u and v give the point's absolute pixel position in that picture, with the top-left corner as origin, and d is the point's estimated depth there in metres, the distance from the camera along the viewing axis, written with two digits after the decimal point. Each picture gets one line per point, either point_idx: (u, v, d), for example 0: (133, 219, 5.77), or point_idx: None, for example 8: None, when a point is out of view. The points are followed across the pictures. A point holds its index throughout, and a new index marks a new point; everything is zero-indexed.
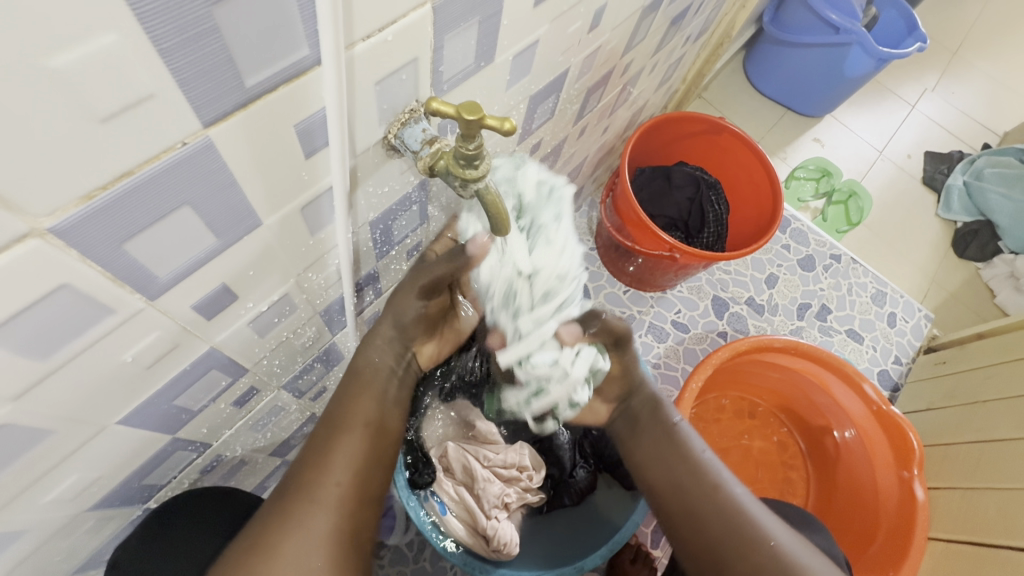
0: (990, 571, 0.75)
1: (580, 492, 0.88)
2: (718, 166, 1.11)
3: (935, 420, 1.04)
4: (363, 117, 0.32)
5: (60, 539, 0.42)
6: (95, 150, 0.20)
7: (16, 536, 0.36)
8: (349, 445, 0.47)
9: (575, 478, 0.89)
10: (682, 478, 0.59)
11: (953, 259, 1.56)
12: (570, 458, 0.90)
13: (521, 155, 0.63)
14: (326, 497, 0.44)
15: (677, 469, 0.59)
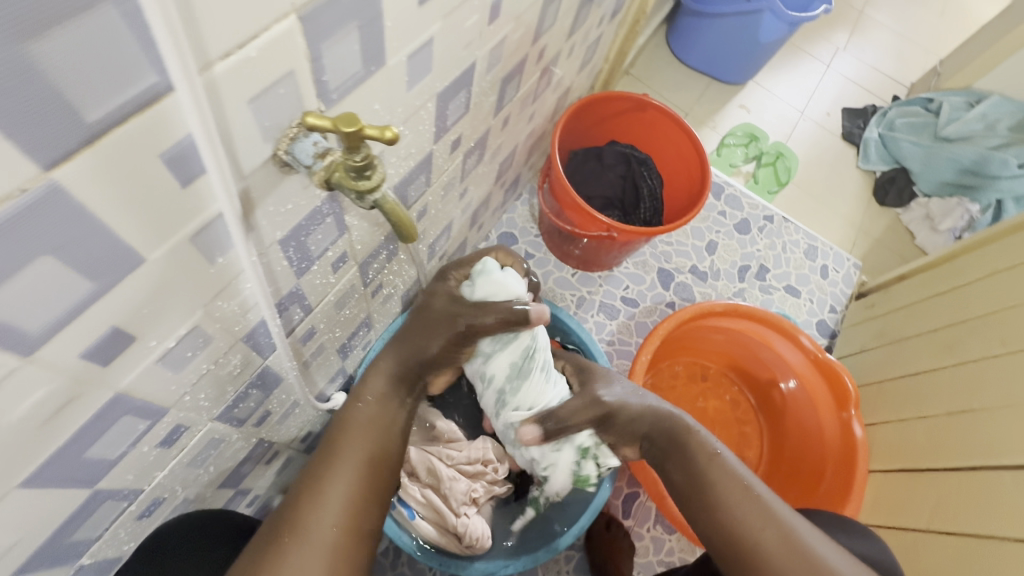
0: (923, 492, 0.82)
1: None
2: (648, 141, 1.14)
3: (866, 360, 1.11)
4: (243, 137, 0.30)
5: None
6: None
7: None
8: (341, 480, 0.53)
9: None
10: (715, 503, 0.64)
11: (876, 207, 1.66)
12: None
13: (441, 153, 0.63)
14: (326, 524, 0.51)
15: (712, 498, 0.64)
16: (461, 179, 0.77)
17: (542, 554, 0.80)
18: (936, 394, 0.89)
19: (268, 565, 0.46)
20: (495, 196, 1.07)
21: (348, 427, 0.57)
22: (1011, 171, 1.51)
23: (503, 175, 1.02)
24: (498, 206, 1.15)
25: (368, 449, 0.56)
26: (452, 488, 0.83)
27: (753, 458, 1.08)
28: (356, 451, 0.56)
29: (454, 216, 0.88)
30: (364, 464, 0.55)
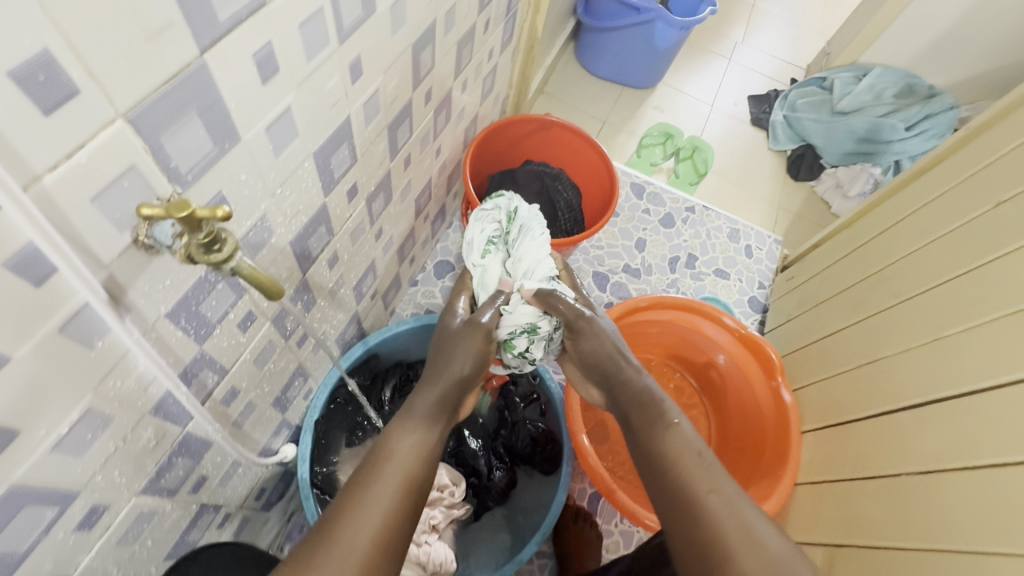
0: (848, 444, 0.88)
1: (501, 491, 0.93)
2: (559, 156, 1.20)
3: (790, 329, 1.18)
4: (92, 231, 0.33)
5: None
6: None
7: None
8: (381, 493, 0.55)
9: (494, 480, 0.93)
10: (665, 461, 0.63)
11: (791, 183, 1.77)
12: (485, 463, 0.93)
13: (337, 203, 0.66)
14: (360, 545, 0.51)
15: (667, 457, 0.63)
16: (371, 222, 0.81)
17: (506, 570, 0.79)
18: (856, 347, 0.94)
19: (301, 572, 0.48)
20: (420, 229, 1.11)
21: (392, 446, 0.60)
22: (901, 135, 1.65)
23: (424, 208, 1.06)
24: (427, 238, 1.19)
25: (408, 470, 0.58)
26: None
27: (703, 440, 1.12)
28: (398, 466, 0.58)
29: (376, 256, 0.91)
30: (404, 482, 0.57)
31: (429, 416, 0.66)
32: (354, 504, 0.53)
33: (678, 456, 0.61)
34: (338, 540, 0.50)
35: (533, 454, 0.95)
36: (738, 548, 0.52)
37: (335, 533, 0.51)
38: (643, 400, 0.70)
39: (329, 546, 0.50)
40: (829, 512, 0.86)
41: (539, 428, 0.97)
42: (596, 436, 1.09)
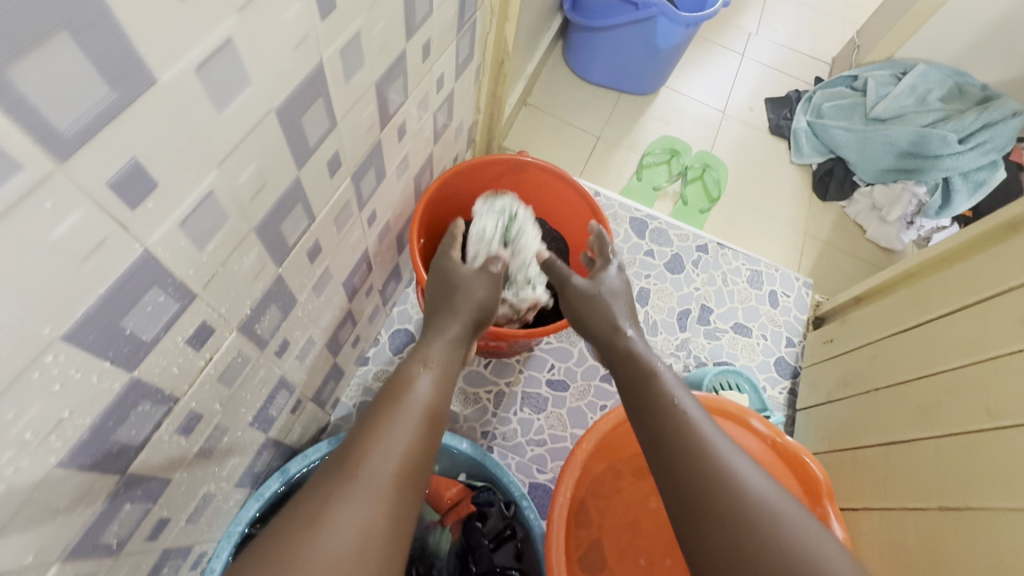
0: None
1: None
2: (538, 203, 0.96)
3: (833, 416, 0.94)
4: None
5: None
6: None
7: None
8: (399, 430, 0.52)
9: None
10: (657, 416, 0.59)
11: (818, 204, 1.52)
12: None
13: (165, 365, 0.42)
14: (367, 480, 0.47)
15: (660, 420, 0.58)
16: (260, 344, 0.58)
17: None
18: (926, 475, 0.71)
19: (292, 541, 0.42)
20: (362, 305, 0.88)
21: (410, 379, 0.57)
22: (953, 148, 1.37)
23: (363, 284, 0.83)
24: (377, 308, 0.96)
25: (425, 404, 0.56)
26: None
27: None
28: (414, 405, 0.55)
29: (287, 369, 0.68)
30: (421, 418, 0.54)
31: (447, 354, 0.63)
32: (373, 439, 0.51)
33: (657, 401, 0.60)
34: (358, 476, 0.47)
35: None
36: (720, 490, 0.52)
37: (355, 469, 0.47)
38: (622, 351, 0.67)
39: (350, 486, 0.46)
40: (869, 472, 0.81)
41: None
42: (586, 562, 0.87)
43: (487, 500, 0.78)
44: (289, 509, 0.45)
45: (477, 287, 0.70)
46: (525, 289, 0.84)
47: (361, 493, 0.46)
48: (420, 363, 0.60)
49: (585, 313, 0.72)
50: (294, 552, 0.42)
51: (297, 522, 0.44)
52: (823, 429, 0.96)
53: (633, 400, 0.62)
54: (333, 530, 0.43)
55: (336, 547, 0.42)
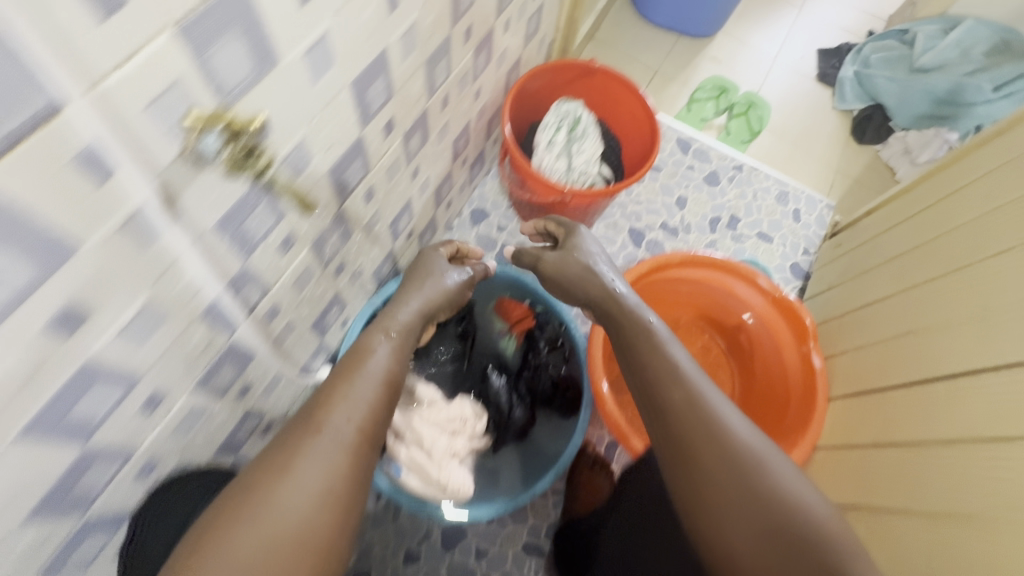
0: (882, 409, 0.85)
1: (520, 428, 0.99)
2: (601, 106, 1.17)
3: (827, 300, 1.15)
4: (147, 138, 0.36)
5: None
6: None
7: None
8: (360, 388, 0.57)
9: (514, 417, 0.99)
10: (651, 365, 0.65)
11: (853, 146, 1.65)
12: (507, 401, 0.99)
13: (373, 137, 0.67)
14: (324, 435, 0.52)
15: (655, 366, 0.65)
16: (407, 160, 0.83)
17: (518, 500, 0.86)
18: (893, 318, 0.91)
19: (261, 488, 0.48)
20: (457, 173, 1.12)
21: (368, 349, 0.62)
22: (986, 97, 1.51)
23: (462, 152, 1.07)
24: (464, 184, 1.20)
25: (382, 373, 0.60)
26: (433, 445, 0.88)
27: None
28: (371, 371, 0.60)
29: (412, 195, 0.93)
30: (380, 382, 0.59)
31: (408, 324, 0.69)
32: (337, 400, 0.55)
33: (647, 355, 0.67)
34: (322, 428, 0.52)
35: (552, 397, 1.01)
36: (706, 424, 0.58)
37: (321, 423, 0.52)
38: (616, 309, 0.75)
39: (314, 437, 0.51)
40: (855, 445, 0.87)
41: (561, 372, 1.01)
42: (617, 387, 1.11)
43: (545, 318, 1.03)
44: (259, 468, 0.49)
45: (452, 284, 0.80)
46: (576, 178, 1.09)
47: (322, 441, 0.51)
48: (383, 330, 0.66)
49: (567, 277, 0.82)
50: (265, 488, 0.47)
51: (265, 472, 0.49)
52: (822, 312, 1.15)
53: (630, 357, 0.69)
54: (303, 471, 0.49)
55: (305, 491, 0.48)
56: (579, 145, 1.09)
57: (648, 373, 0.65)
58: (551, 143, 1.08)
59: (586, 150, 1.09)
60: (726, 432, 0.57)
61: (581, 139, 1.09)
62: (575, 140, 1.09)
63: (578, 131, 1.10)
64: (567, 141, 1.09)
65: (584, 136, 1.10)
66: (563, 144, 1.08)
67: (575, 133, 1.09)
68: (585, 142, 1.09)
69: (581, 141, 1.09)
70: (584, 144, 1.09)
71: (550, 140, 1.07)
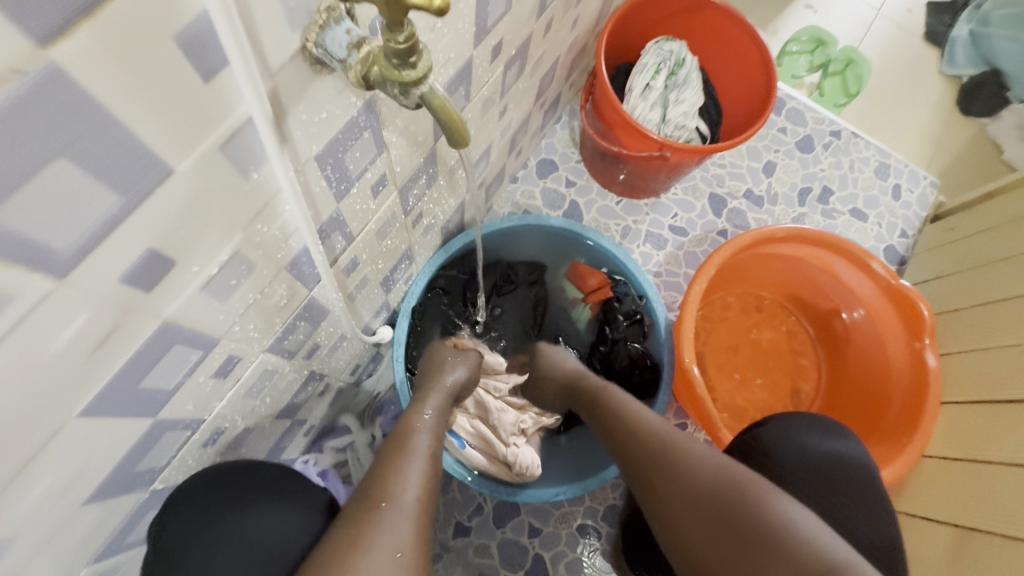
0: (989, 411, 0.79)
1: None
2: (702, 48, 1.02)
3: (934, 289, 1.06)
4: (268, 20, 0.26)
5: (59, 547, 0.39)
6: None
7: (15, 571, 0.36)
8: (412, 463, 0.54)
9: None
10: (614, 423, 0.66)
11: (959, 118, 1.47)
12: None
13: (481, 61, 0.55)
14: (391, 505, 0.48)
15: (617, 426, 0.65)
16: (500, 95, 0.70)
17: (590, 483, 0.79)
18: (1015, 319, 0.82)
19: (346, 554, 0.43)
20: (534, 117, 0.99)
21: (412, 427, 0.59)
22: None
23: (544, 93, 0.94)
24: (537, 130, 1.07)
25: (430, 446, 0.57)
26: (501, 420, 0.85)
27: (809, 392, 1.03)
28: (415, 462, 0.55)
29: (494, 138, 0.81)
30: (429, 455, 0.56)
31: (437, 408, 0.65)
32: (392, 475, 0.52)
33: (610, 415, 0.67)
34: (389, 502, 0.48)
35: (627, 377, 0.92)
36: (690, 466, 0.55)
37: (387, 497, 0.48)
38: (581, 383, 0.75)
39: (382, 512, 0.47)
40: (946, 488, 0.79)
41: (635, 349, 0.93)
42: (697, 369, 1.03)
43: (623, 290, 0.93)
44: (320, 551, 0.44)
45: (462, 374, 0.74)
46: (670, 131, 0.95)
47: (395, 513, 0.47)
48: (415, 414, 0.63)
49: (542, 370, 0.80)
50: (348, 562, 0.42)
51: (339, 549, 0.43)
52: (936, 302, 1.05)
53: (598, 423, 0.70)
54: (381, 546, 0.44)
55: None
56: (678, 93, 0.95)
57: (614, 431, 0.65)
58: (646, 88, 0.94)
59: (686, 100, 0.95)
60: (676, 458, 0.56)
61: (681, 86, 0.95)
62: (675, 87, 0.95)
63: (680, 77, 0.95)
64: (665, 87, 0.95)
65: (685, 83, 0.95)
66: (661, 91, 0.94)
67: (675, 79, 0.95)
68: (686, 91, 0.95)
69: (681, 89, 0.95)
70: (685, 93, 0.95)
71: (646, 84, 0.94)
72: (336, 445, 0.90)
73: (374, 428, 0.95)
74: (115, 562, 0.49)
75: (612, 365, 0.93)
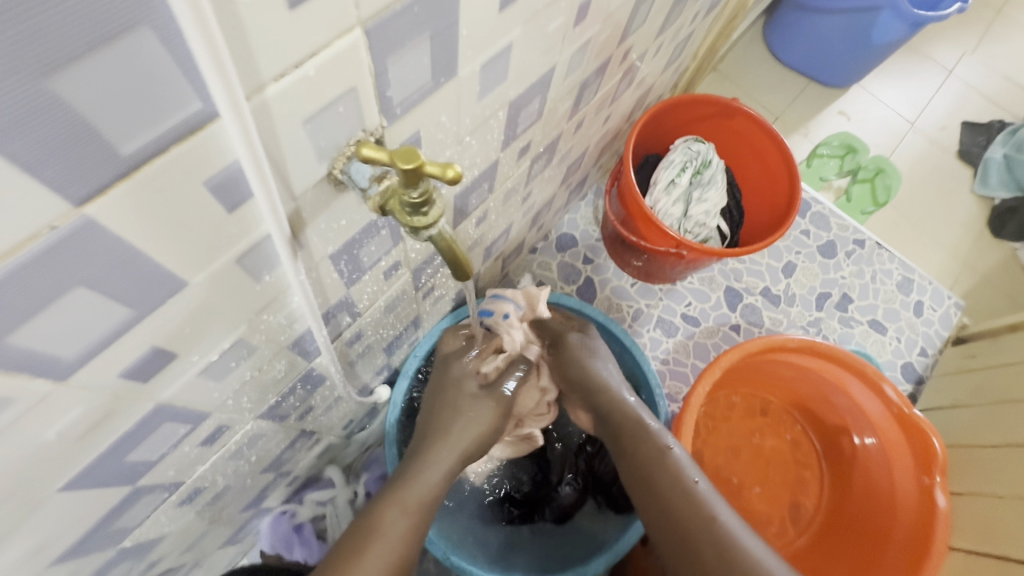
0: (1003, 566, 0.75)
1: (562, 508, 0.89)
2: (729, 150, 1.04)
3: (953, 419, 1.02)
4: (296, 160, 0.28)
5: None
6: None
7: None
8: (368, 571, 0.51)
9: (559, 494, 0.90)
10: (642, 452, 0.65)
11: (988, 238, 1.46)
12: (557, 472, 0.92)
13: (507, 161, 0.58)
14: None
15: (649, 453, 0.65)
16: (525, 184, 0.73)
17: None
18: None
19: None
20: (558, 197, 1.02)
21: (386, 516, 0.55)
22: None
23: (570, 177, 0.97)
24: (560, 207, 1.10)
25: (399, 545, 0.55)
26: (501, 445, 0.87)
27: (810, 507, 1.00)
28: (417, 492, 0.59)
29: (515, 218, 0.84)
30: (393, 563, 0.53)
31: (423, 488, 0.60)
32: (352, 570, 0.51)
33: (645, 449, 0.65)
34: None
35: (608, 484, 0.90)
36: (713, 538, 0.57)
37: None
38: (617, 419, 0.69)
39: None
40: None
41: None
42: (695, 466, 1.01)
43: None
44: None
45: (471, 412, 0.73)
46: (689, 227, 0.97)
47: None
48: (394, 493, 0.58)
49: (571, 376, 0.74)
50: None
51: None
52: (953, 431, 1.01)
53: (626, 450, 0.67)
54: None
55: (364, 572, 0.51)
56: (701, 192, 0.97)
57: (642, 466, 0.64)
58: (670, 183, 0.96)
59: (709, 199, 0.97)
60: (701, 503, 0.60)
61: (705, 185, 0.97)
62: (699, 186, 0.97)
63: (704, 178, 0.97)
64: (689, 185, 0.97)
65: (710, 184, 0.98)
66: (686, 188, 0.97)
67: (700, 179, 0.97)
68: (709, 191, 0.97)
69: (704, 189, 0.97)
70: (708, 192, 0.97)
71: (670, 180, 0.96)
72: (318, 497, 0.90)
73: (357, 484, 0.94)
74: None
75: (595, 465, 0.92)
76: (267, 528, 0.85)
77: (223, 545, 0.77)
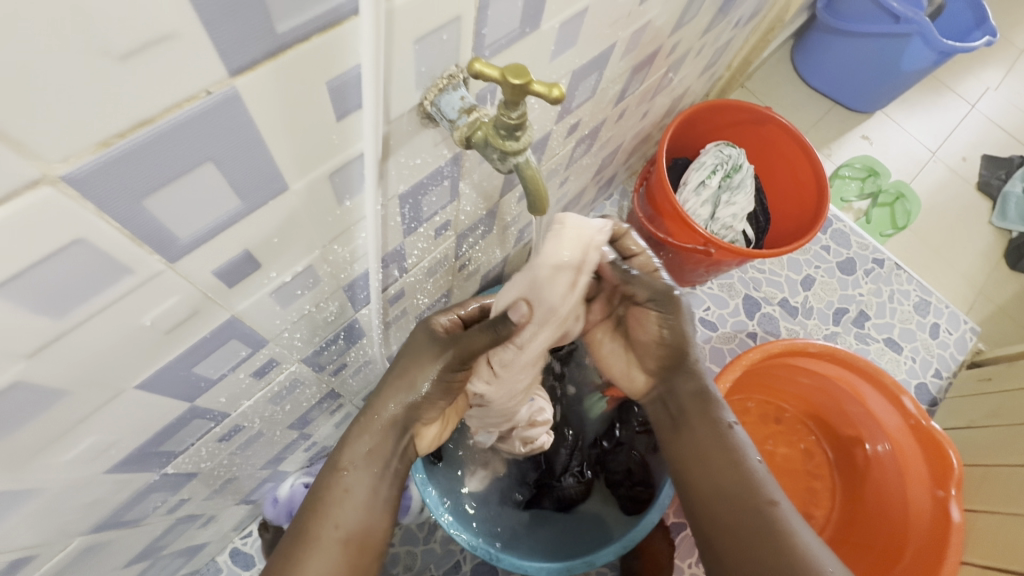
0: None
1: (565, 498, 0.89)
2: (759, 157, 1.07)
3: (974, 438, 1.03)
4: (400, 82, 0.30)
5: (66, 509, 0.40)
6: (126, 92, 0.19)
7: (27, 521, 0.37)
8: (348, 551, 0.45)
9: (562, 484, 0.89)
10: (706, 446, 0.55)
11: (1005, 270, 1.47)
12: (563, 463, 0.91)
13: (557, 135, 0.60)
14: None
15: (701, 432, 0.56)
16: (565, 167, 0.75)
17: (577, 564, 0.75)
18: None
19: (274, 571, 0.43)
20: (588, 191, 1.03)
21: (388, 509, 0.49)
22: None
23: (602, 171, 0.99)
24: (588, 203, 1.11)
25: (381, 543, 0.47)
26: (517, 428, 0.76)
27: (821, 518, 0.99)
28: None
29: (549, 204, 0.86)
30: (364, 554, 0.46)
31: None
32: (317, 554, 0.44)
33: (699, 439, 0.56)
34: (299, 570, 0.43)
35: (618, 481, 0.89)
36: (770, 528, 0.49)
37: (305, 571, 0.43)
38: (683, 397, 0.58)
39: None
40: None
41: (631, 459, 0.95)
42: None
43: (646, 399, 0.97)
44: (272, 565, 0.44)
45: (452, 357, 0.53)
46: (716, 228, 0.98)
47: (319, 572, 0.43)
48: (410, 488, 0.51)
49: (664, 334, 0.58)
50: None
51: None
52: (966, 451, 1.03)
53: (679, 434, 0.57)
54: None
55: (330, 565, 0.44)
56: (730, 195, 0.98)
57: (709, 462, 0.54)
58: (699, 185, 0.98)
59: (738, 202, 0.99)
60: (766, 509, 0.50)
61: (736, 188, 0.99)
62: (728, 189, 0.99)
63: (735, 182, 0.99)
64: (717, 187, 0.98)
65: (739, 189, 0.99)
66: (716, 189, 0.98)
67: (730, 182, 0.99)
68: (737, 195, 0.99)
69: (732, 190, 0.99)
70: (737, 197, 0.99)
71: (699, 181, 0.98)
72: None
73: None
74: (105, 539, 0.49)
75: (608, 461, 0.92)
76: (287, 495, 0.84)
77: (238, 502, 0.77)
